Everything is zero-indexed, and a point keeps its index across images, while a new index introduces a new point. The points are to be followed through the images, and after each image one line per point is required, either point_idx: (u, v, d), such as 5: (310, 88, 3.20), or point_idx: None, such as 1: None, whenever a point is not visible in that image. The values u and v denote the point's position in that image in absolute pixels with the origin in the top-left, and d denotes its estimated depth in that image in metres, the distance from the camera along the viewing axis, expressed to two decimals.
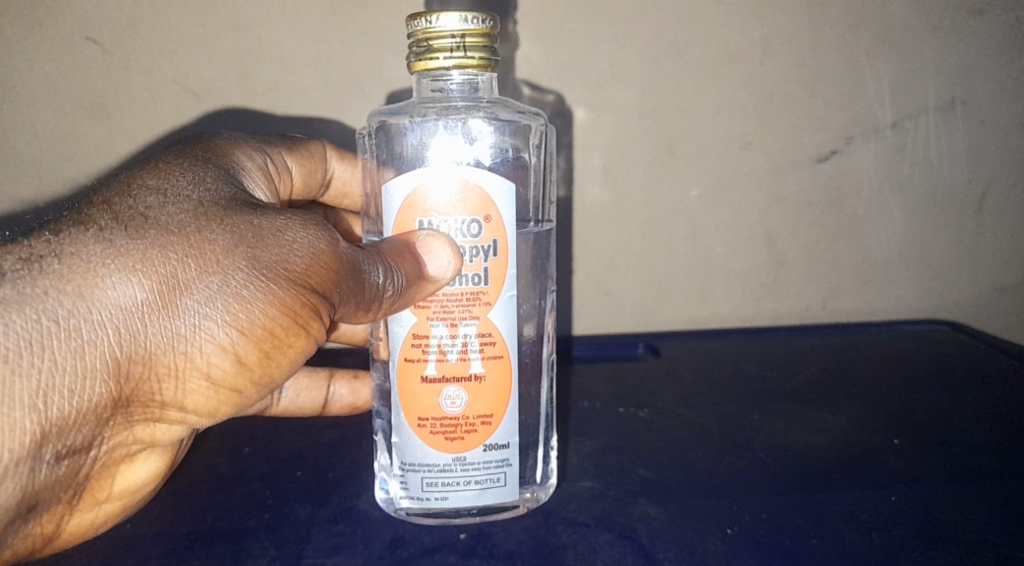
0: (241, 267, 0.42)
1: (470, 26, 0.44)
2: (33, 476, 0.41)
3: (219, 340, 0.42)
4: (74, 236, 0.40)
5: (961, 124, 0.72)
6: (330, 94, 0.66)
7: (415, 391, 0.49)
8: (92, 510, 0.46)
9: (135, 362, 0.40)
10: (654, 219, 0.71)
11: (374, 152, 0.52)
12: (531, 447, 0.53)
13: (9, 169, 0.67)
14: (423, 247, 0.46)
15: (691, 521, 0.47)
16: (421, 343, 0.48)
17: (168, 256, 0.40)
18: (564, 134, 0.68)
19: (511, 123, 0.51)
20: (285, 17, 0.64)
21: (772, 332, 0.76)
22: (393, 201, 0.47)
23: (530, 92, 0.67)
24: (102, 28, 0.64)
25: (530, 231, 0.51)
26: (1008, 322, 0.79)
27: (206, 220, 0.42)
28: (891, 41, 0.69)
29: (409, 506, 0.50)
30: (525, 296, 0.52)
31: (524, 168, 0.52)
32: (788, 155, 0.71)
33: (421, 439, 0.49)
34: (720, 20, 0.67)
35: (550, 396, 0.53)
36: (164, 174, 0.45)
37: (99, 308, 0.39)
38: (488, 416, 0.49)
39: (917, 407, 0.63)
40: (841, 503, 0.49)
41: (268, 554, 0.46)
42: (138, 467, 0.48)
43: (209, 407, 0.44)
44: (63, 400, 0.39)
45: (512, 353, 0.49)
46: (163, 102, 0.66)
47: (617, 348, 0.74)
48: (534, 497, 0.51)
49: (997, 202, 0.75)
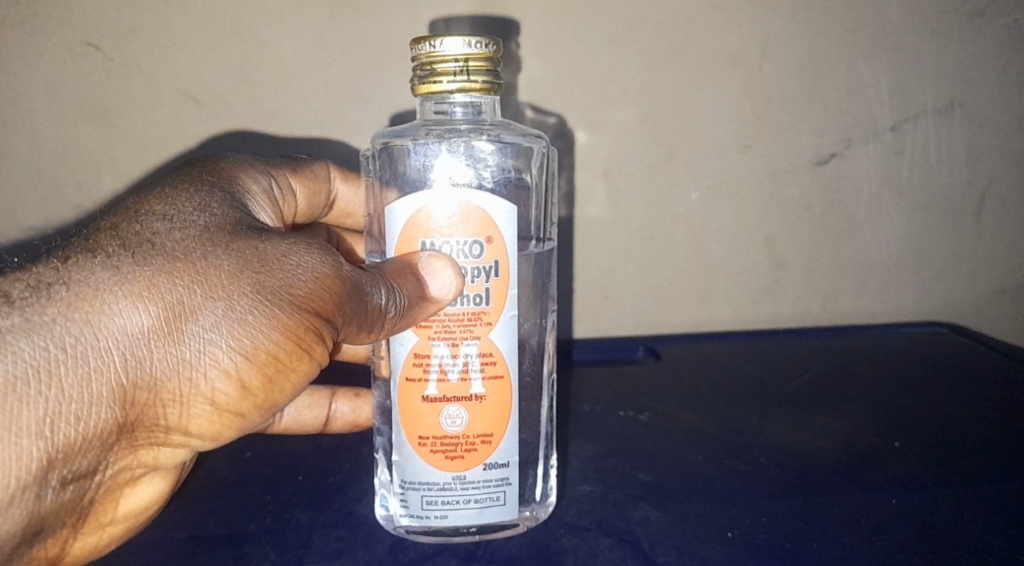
0: (245, 292, 0.42)
1: (473, 50, 0.44)
2: (39, 502, 0.40)
3: (224, 365, 0.42)
4: (81, 263, 0.40)
5: (960, 126, 0.72)
6: (331, 99, 0.67)
7: (416, 409, 0.48)
8: (96, 533, 0.46)
9: (140, 388, 0.40)
10: (654, 222, 0.71)
11: (378, 174, 0.51)
12: (531, 465, 0.51)
13: (9, 174, 0.67)
14: (425, 267, 0.46)
15: (691, 525, 0.47)
16: (422, 363, 0.47)
17: (173, 282, 0.40)
18: (567, 155, 0.69)
19: (515, 145, 0.51)
20: (285, 23, 0.64)
21: (772, 335, 0.76)
22: (396, 221, 0.47)
23: (532, 116, 0.68)
24: (102, 35, 0.64)
25: (531, 250, 0.50)
26: (1007, 323, 0.79)
27: (212, 244, 0.42)
28: (889, 45, 0.70)
29: (408, 524, 0.48)
30: (527, 315, 0.51)
31: (525, 189, 0.52)
32: (787, 158, 0.71)
33: (421, 457, 0.48)
34: (719, 24, 0.67)
35: (550, 414, 0.52)
36: (170, 199, 0.45)
37: (104, 335, 0.39)
38: (488, 435, 0.48)
39: (918, 409, 0.63)
40: (841, 507, 0.49)
41: (269, 558, 0.46)
42: (142, 489, 0.47)
43: (213, 431, 0.44)
44: (69, 427, 0.39)
45: (513, 373, 0.48)
46: (163, 108, 0.66)
47: (616, 351, 0.74)
48: (534, 516, 0.49)
49: (997, 204, 0.75)
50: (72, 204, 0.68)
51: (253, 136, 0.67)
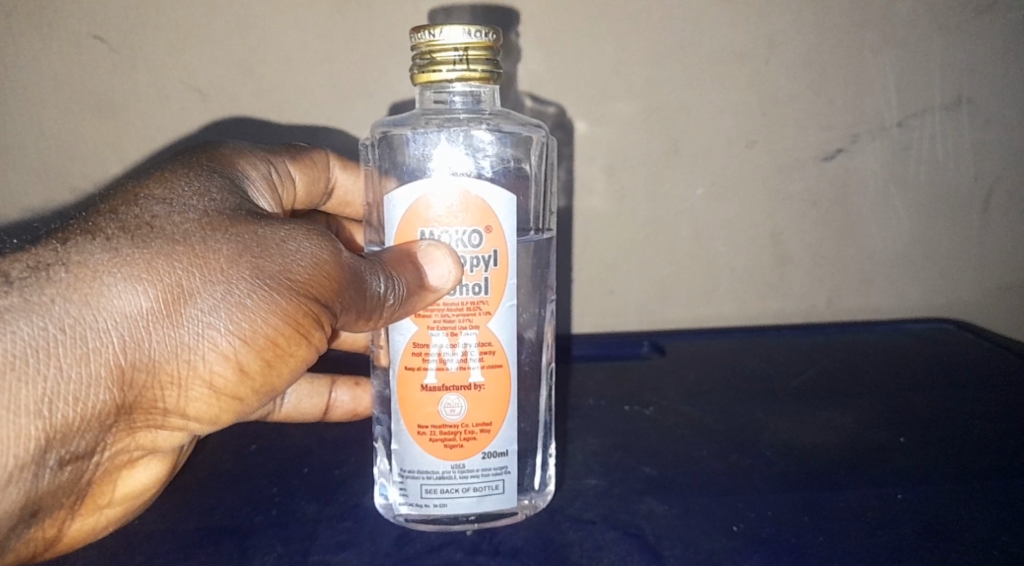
0: (244, 276, 0.41)
1: (473, 39, 0.44)
2: (37, 481, 0.41)
3: (222, 349, 0.42)
4: (80, 244, 0.40)
5: (967, 123, 0.72)
6: (335, 93, 0.67)
7: (415, 399, 0.48)
8: (94, 515, 0.46)
9: (139, 370, 0.40)
10: (659, 219, 0.71)
11: (377, 163, 0.51)
12: (530, 454, 0.51)
13: (16, 166, 0.67)
14: (424, 256, 0.45)
15: (696, 520, 0.47)
16: (421, 352, 0.47)
17: (172, 266, 0.40)
18: (566, 146, 0.69)
19: (514, 135, 0.51)
20: (291, 15, 0.64)
21: (777, 331, 0.75)
22: (395, 211, 0.47)
23: (532, 105, 0.68)
24: (108, 27, 0.64)
25: (531, 240, 0.50)
26: (1011, 320, 0.79)
27: (211, 229, 0.42)
28: (896, 40, 0.69)
29: (408, 513, 0.49)
30: (525, 305, 0.51)
31: (525, 179, 0.52)
32: (792, 153, 0.71)
33: (420, 446, 0.48)
34: (726, 19, 0.67)
35: (549, 404, 0.52)
36: (170, 183, 0.45)
37: (104, 316, 0.39)
38: (487, 424, 0.48)
39: (922, 405, 0.63)
40: (845, 501, 0.49)
41: (275, 550, 0.46)
42: (139, 472, 0.48)
43: (210, 415, 0.44)
44: (67, 407, 0.39)
45: (512, 363, 0.48)
46: (169, 101, 0.66)
47: (620, 346, 0.74)
48: (532, 504, 0.50)
49: (1003, 201, 0.75)
50: (76, 195, 0.68)
51: (259, 129, 0.67)
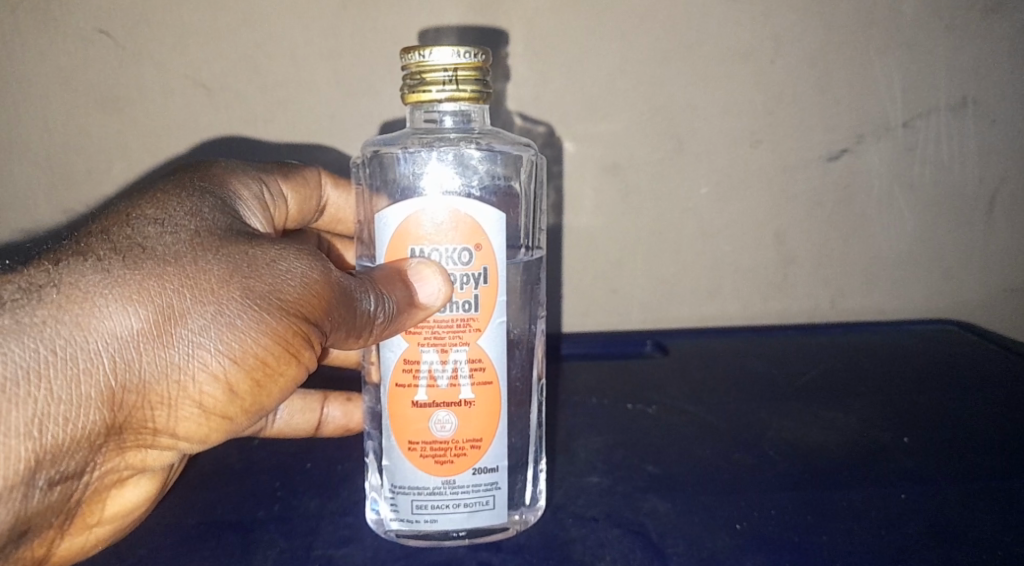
0: (234, 297, 0.41)
1: (462, 60, 0.44)
2: (26, 502, 0.39)
3: (212, 369, 0.41)
4: (72, 266, 0.40)
5: (972, 124, 0.72)
6: (339, 92, 0.67)
7: (406, 415, 0.47)
8: (84, 533, 0.45)
9: (129, 391, 0.40)
10: (664, 218, 0.71)
11: (369, 180, 0.51)
12: (521, 469, 0.50)
13: (21, 160, 0.67)
14: (414, 273, 0.45)
15: (700, 517, 0.47)
16: (412, 369, 0.47)
17: (164, 286, 0.40)
18: (555, 163, 0.69)
19: (504, 154, 0.51)
20: (298, 12, 0.64)
21: (780, 331, 0.75)
22: (387, 229, 0.47)
23: (521, 123, 0.68)
24: (115, 22, 0.64)
25: (520, 258, 0.50)
26: (1016, 321, 0.79)
27: (202, 249, 0.42)
28: (902, 40, 0.69)
29: (399, 528, 0.48)
30: (515, 320, 0.50)
31: (513, 197, 0.52)
32: (798, 153, 0.71)
33: (410, 462, 0.48)
34: (732, 18, 0.67)
35: (540, 418, 0.51)
36: (162, 203, 0.45)
37: (94, 337, 0.38)
38: (477, 440, 0.48)
39: (926, 406, 0.62)
40: (850, 502, 0.49)
41: (278, 544, 0.46)
42: (129, 491, 0.46)
43: (200, 434, 0.43)
44: (57, 427, 0.38)
45: (503, 380, 0.48)
46: (175, 94, 0.66)
47: (623, 345, 0.73)
48: (523, 520, 0.49)
49: (1009, 203, 0.75)
50: (80, 189, 0.68)
51: (265, 127, 0.67)
